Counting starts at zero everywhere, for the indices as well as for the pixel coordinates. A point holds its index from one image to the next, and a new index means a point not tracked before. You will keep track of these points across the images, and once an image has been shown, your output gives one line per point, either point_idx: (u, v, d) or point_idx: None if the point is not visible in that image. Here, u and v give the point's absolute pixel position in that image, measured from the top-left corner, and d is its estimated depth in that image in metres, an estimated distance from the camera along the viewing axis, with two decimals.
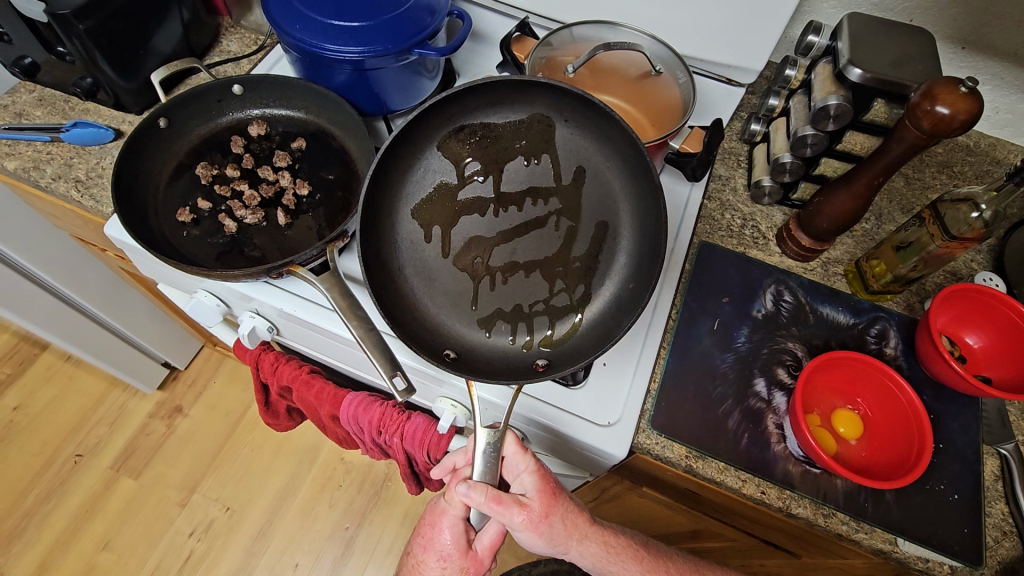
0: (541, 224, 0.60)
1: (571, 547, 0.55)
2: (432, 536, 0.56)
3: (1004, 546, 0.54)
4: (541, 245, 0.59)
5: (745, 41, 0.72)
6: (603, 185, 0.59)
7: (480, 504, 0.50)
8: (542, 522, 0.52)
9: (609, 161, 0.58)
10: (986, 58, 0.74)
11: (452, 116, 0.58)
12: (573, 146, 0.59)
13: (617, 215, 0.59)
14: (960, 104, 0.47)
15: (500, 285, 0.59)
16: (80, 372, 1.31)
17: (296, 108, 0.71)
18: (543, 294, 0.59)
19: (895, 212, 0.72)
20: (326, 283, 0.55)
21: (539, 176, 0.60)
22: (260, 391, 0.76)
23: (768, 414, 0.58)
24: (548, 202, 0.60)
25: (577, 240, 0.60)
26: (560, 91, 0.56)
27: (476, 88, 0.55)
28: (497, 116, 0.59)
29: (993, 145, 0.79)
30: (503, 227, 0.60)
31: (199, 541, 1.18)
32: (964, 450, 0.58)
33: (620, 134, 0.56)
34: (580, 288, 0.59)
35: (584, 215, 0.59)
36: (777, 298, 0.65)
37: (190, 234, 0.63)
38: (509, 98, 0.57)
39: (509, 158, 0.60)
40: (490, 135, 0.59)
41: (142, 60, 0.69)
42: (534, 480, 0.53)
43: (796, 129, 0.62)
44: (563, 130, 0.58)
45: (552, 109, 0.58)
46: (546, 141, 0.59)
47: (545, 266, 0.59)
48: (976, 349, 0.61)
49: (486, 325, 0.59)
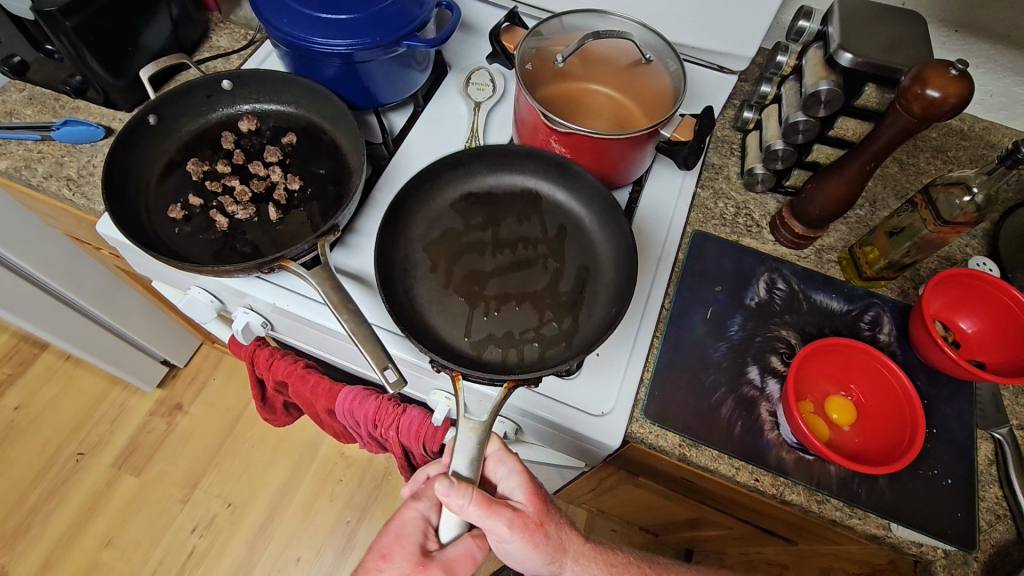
0: (532, 264, 0.61)
1: (566, 565, 0.53)
2: (396, 541, 0.52)
3: (998, 529, 0.55)
4: (530, 283, 0.60)
5: (736, 28, 0.72)
6: (586, 238, 0.63)
7: (465, 505, 0.48)
8: (537, 530, 0.50)
9: (588, 215, 0.64)
10: (978, 41, 0.73)
11: (450, 188, 0.65)
12: (555, 208, 0.65)
13: (596, 260, 0.62)
14: (952, 88, 0.47)
15: (494, 314, 0.58)
16: (80, 371, 1.32)
17: (287, 103, 0.71)
18: (533, 323, 0.58)
19: (890, 198, 0.72)
20: (318, 277, 0.55)
21: (528, 227, 0.64)
22: (255, 386, 0.76)
23: (761, 401, 0.58)
24: (536, 248, 0.62)
25: (561, 278, 0.61)
26: (538, 162, 0.64)
27: (479, 154, 0.65)
28: (489, 188, 0.66)
29: (987, 128, 0.79)
30: (503, 273, 0.60)
31: (201, 537, 1.19)
32: (957, 435, 0.58)
33: (595, 190, 0.62)
34: (568, 320, 0.58)
35: (566, 263, 0.62)
36: (771, 286, 0.65)
37: (182, 231, 0.62)
38: (507, 171, 0.66)
39: (501, 219, 0.64)
40: (484, 200, 0.65)
41: (131, 57, 0.68)
42: (524, 488, 0.52)
43: (787, 116, 0.61)
44: (546, 195, 0.65)
45: (536, 181, 0.66)
46: (534, 206, 0.65)
47: (534, 300, 0.59)
48: (970, 333, 0.61)
49: (477, 348, 0.56)
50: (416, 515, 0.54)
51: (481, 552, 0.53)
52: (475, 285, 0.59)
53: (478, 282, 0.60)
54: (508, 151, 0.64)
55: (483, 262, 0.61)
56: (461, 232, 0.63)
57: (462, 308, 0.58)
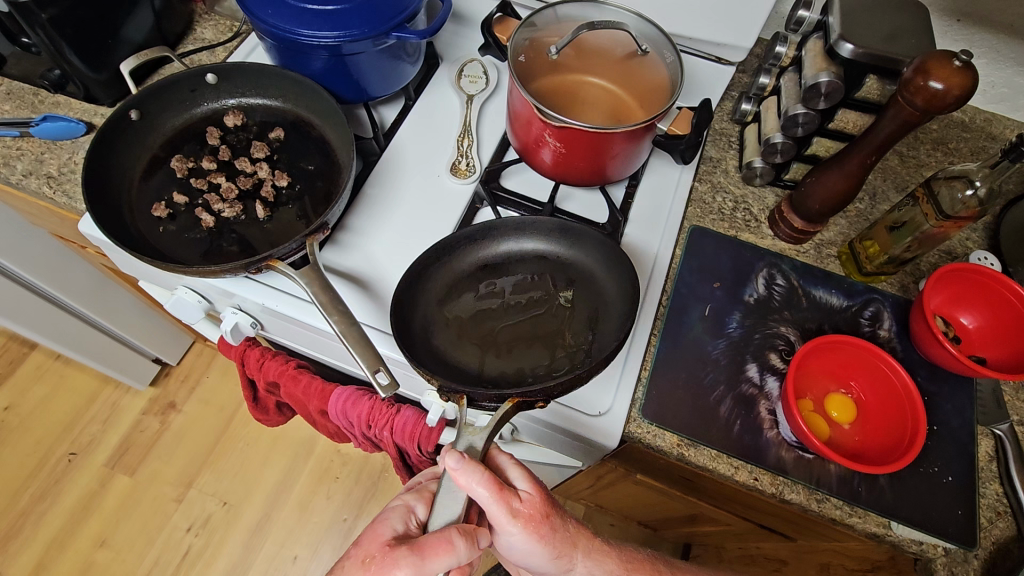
0: (542, 315, 0.59)
1: (577, 561, 0.51)
2: (375, 528, 0.48)
3: (998, 526, 0.54)
4: (542, 331, 0.58)
5: (735, 18, 0.70)
6: (597, 292, 0.59)
7: (474, 482, 0.46)
8: (544, 523, 0.49)
9: (602, 270, 0.60)
10: (980, 31, 0.72)
11: (454, 268, 0.60)
12: (565, 265, 0.61)
13: (606, 306, 0.58)
14: (955, 79, 0.45)
15: (505, 352, 0.57)
16: (70, 370, 1.30)
17: (273, 97, 0.69)
18: (543, 359, 0.56)
19: (890, 191, 0.71)
20: (306, 277, 0.54)
21: (541, 284, 0.60)
22: (246, 387, 0.75)
23: (760, 399, 0.58)
24: (548, 300, 0.60)
25: (572, 318, 0.59)
26: (539, 227, 0.61)
27: (490, 226, 0.61)
28: (496, 263, 0.61)
29: (988, 120, 0.78)
30: (511, 327, 0.58)
31: (197, 536, 1.18)
32: (958, 431, 0.57)
33: (599, 246, 0.60)
34: (580, 355, 0.56)
35: (575, 311, 0.59)
36: (769, 282, 0.64)
37: (167, 230, 0.61)
38: (520, 240, 0.62)
39: (513, 285, 0.60)
40: (494, 271, 0.61)
41: (112, 50, 0.66)
42: (526, 478, 0.50)
43: (787, 108, 0.60)
44: (556, 256, 0.62)
45: (544, 245, 0.62)
46: (547, 267, 0.61)
47: (542, 339, 0.57)
48: (971, 329, 0.60)
49: (480, 373, 0.56)
50: (399, 506, 0.50)
51: (459, 540, 0.45)
52: (487, 336, 0.58)
53: (492, 330, 0.58)
54: (506, 225, 0.61)
55: (496, 312, 0.59)
56: (474, 293, 0.60)
57: (471, 352, 0.57)
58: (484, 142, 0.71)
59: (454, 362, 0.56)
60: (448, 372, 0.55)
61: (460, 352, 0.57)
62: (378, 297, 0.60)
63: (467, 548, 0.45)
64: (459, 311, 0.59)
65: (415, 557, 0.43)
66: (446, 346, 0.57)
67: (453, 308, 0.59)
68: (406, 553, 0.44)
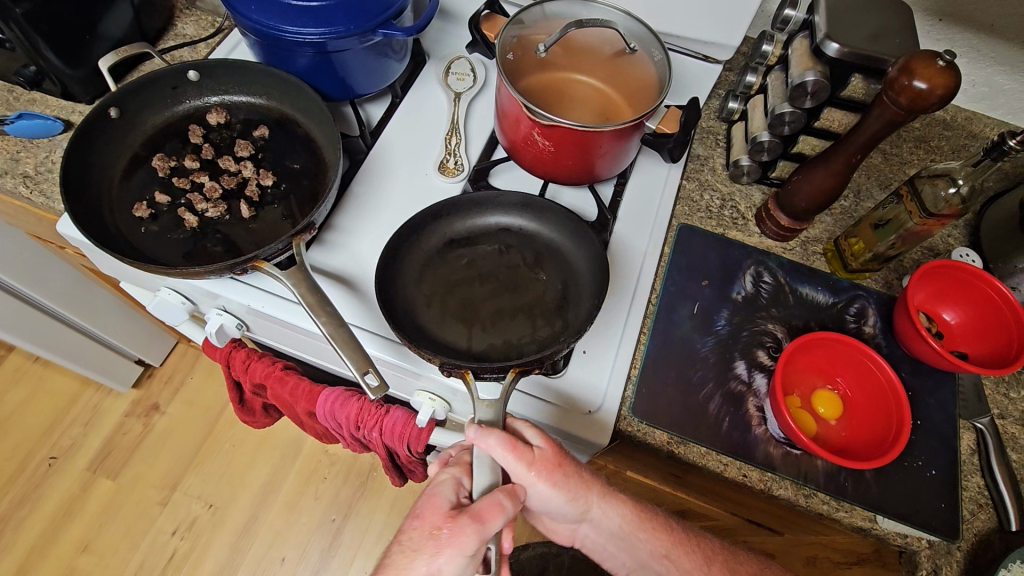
0: (518, 288, 0.59)
1: (592, 503, 0.53)
2: (429, 500, 0.46)
3: (980, 518, 0.55)
4: (519, 302, 0.59)
5: (722, 15, 0.70)
6: (563, 263, 0.61)
7: (493, 448, 0.47)
8: (557, 471, 0.50)
9: (568, 242, 0.62)
10: (962, 31, 0.73)
11: (420, 246, 0.61)
12: (531, 238, 0.62)
13: (576, 277, 0.60)
14: (938, 79, 0.46)
15: (490, 326, 0.57)
16: (50, 373, 1.27)
17: (257, 95, 0.68)
18: (525, 329, 0.57)
19: (873, 188, 0.72)
20: (293, 278, 0.53)
21: (509, 257, 0.61)
22: (232, 390, 0.73)
23: (749, 397, 0.58)
24: (520, 272, 0.60)
25: (545, 288, 0.60)
26: (503, 200, 0.63)
27: (456, 202, 0.62)
28: (465, 237, 0.62)
29: (969, 119, 0.79)
30: (490, 301, 0.58)
31: (182, 540, 1.16)
32: (941, 426, 0.58)
33: (563, 217, 0.62)
34: (558, 322, 0.58)
35: (547, 280, 0.60)
36: (757, 280, 0.64)
37: (148, 230, 0.60)
38: (481, 214, 0.63)
39: (485, 258, 0.61)
40: (463, 244, 0.62)
41: (89, 46, 0.65)
42: (540, 435, 0.50)
43: (773, 107, 0.60)
44: (522, 228, 0.63)
45: (509, 219, 0.63)
46: (512, 240, 0.62)
47: (522, 307, 0.58)
48: (953, 324, 0.61)
49: (477, 353, 0.55)
50: (445, 478, 0.48)
51: (509, 500, 0.46)
52: (471, 313, 0.58)
53: (474, 308, 0.58)
54: (468, 200, 0.62)
55: (474, 289, 0.59)
56: (447, 269, 0.60)
57: (460, 331, 0.57)
58: (472, 140, 0.71)
59: (448, 343, 0.56)
60: (438, 349, 0.55)
61: (445, 328, 0.57)
62: (363, 296, 0.60)
63: (515, 507, 0.46)
64: (440, 295, 0.59)
65: (477, 524, 0.43)
66: (433, 324, 0.57)
67: (435, 286, 0.59)
68: (470, 521, 0.43)
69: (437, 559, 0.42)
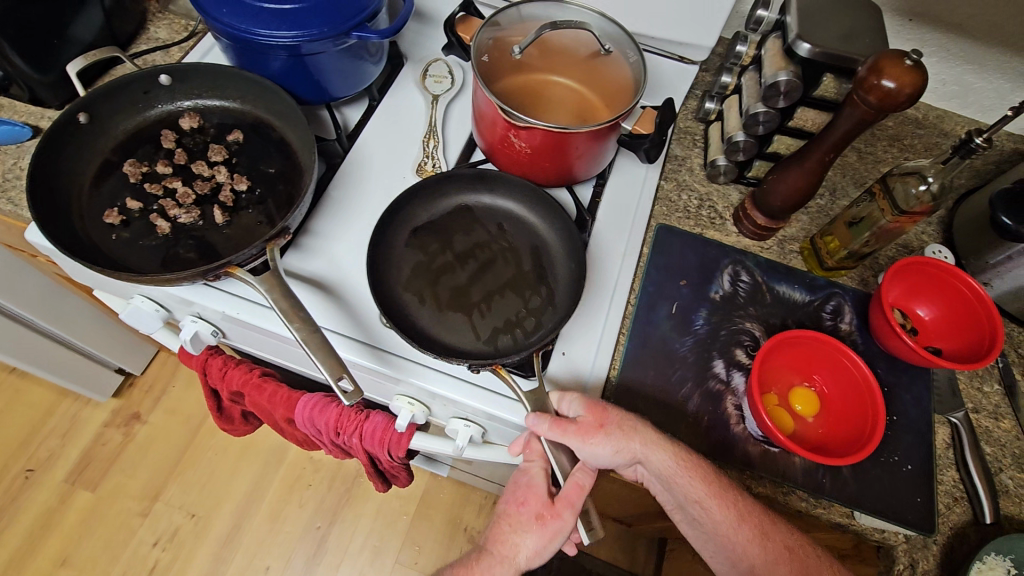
0: (494, 261, 0.61)
1: (638, 453, 0.52)
2: (529, 489, 0.54)
3: (955, 512, 0.56)
4: (504, 279, 0.60)
5: (696, 17, 0.71)
6: (527, 227, 0.64)
7: (545, 430, 0.51)
8: (598, 433, 0.51)
9: (530, 208, 0.64)
10: (931, 31, 0.74)
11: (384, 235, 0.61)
12: (492, 209, 0.64)
13: (544, 241, 0.63)
14: (906, 79, 0.47)
15: (487, 312, 0.58)
16: (27, 384, 1.25)
17: (230, 98, 0.67)
18: (519, 305, 0.58)
19: (848, 187, 0.73)
20: (266, 284, 0.52)
21: (477, 233, 0.62)
22: (209, 397, 0.72)
23: (727, 395, 0.58)
24: (488, 246, 0.62)
25: (520, 258, 0.61)
26: (455, 177, 0.63)
27: (411, 192, 0.62)
28: (431, 220, 0.63)
29: (940, 117, 0.80)
30: (478, 283, 0.59)
31: (164, 551, 1.15)
32: (916, 421, 0.59)
33: (520, 186, 0.63)
34: (543, 289, 0.60)
35: (518, 247, 0.62)
36: (734, 279, 0.65)
37: (120, 237, 0.59)
38: (435, 199, 0.63)
39: (456, 242, 0.61)
40: (434, 228, 0.62)
41: (58, 50, 0.64)
42: (580, 405, 0.52)
43: (748, 107, 0.61)
44: (479, 201, 0.64)
45: (466, 195, 0.64)
46: (474, 217, 0.63)
47: (517, 290, 0.59)
48: (927, 320, 0.62)
49: (492, 338, 0.56)
50: (536, 467, 0.55)
51: (590, 482, 0.53)
52: (463, 299, 0.58)
53: (465, 295, 0.58)
54: (422, 186, 0.62)
55: (457, 276, 0.59)
56: (423, 262, 0.60)
57: (464, 324, 0.57)
58: (450, 142, 0.70)
59: (442, 341, 0.56)
60: (446, 349, 0.55)
61: (436, 324, 0.57)
62: (340, 300, 0.59)
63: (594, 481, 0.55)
64: (426, 292, 0.58)
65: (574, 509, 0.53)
66: (429, 322, 0.57)
67: (419, 281, 0.59)
68: (569, 510, 0.52)
69: (546, 540, 0.52)
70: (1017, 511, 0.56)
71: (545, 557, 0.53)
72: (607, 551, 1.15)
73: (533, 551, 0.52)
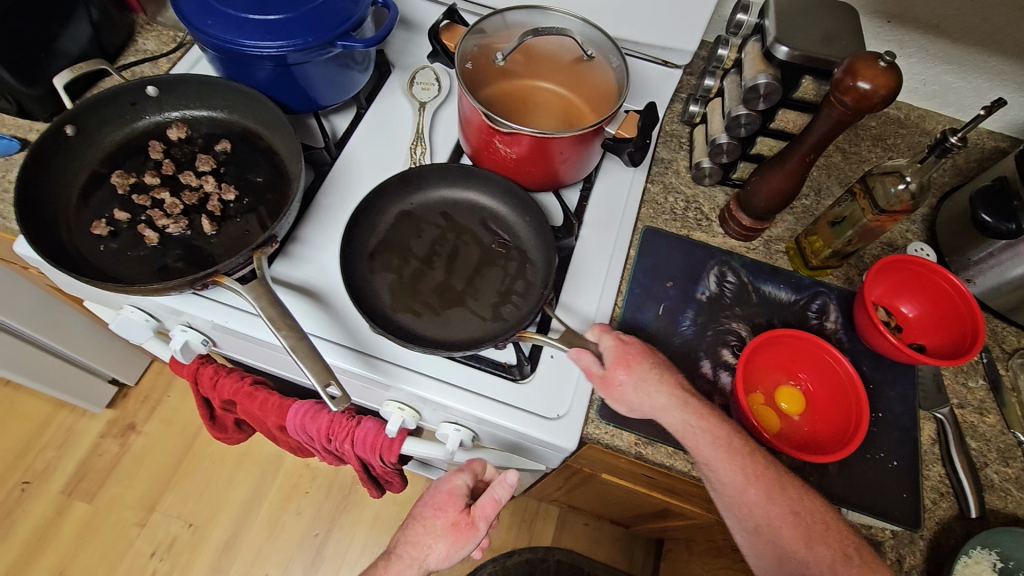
0: (456, 250, 0.62)
1: (649, 412, 0.52)
2: (449, 497, 0.59)
3: (941, 507, 0.56)
4: (481, 264, 0.61)
5: (678, 22, 0.72)
6: (467, 206, 0.65)
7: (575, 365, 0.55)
8: (613, 386, 0.53)
9: (471, 188, 0.65)
10: (910, 32, 0.75)
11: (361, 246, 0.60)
12: (430, 202, 0.65)
13: (493, 210, 0.65)
14: (881, 79, 0.47)
15: (478, 296, 0.59)
16: (22, 396, 1.25)
17: (217, 109, 0.67)
18: (505, 278, 0.60)
19: (833, 186, 0.73)
20: (254, 292, 0.53)
21: (427, 231, 0.63)
22: (202, 407, 0.73)
23: (715, 396, 0.59)
24: (439, 240, 0.62)
25: (473, 237, 0.63)
26: (382, 190, 0.62)
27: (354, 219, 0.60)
28: (372, 237, 0.61)
29: (922, 116, 0.81)
30: (455, 273, 0.60)
31: (162, 561, 1.15)
32: (902, 417, 0.60)
33: (448, 171, 0.65)
34: (514, 251, 0.62)
35: (466, 230, 0.63)
36: (720, 280, 0.65)
37: (108, 248, 0.59)
38: (377, 216, 0.62)
39: (416, 244, 0.62)
40: (385, 244, 0.61)
41: (45, 63, 0.64)
42: (612, 353, 0.54)
43: (729, 109, 0.61)
44: (417, 204, 0.64)
45: (402, 204, 0.64)
46: (420, 221, 0.63)
47: (498, 264, 0.61)
48: (911, 317, 0.63)
49: (497, 315, 0.58)
50: (460, 481, 0.60)
51: (506, 497, 0.59)
52: (451, 296, 0.59)
53: (454, 293, 0.59)
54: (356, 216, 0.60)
55: (437, 277, 0.60)
56: (395, 271, 0.60)
57: (465, 315, 0.58)
58: (437, 148, 0.71)
59: (437, 338, 0.57)
60: (457, 336, 0.57)
61: (424, 324, 0.57)
62: (329, 307, 0.60)
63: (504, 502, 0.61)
64: (414, 298, 0.59)
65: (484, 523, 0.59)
66: (426, 328, 0.57)
67: (402, 290, 0.59)
68: (479, 523, 0.59)
69: (454, 546, 0.57)
70: (1002, 505, 0.57)
71: (452, 562, 0.58)
72: (605, 553, 1.15)
73: (442, 556, 0.57)
